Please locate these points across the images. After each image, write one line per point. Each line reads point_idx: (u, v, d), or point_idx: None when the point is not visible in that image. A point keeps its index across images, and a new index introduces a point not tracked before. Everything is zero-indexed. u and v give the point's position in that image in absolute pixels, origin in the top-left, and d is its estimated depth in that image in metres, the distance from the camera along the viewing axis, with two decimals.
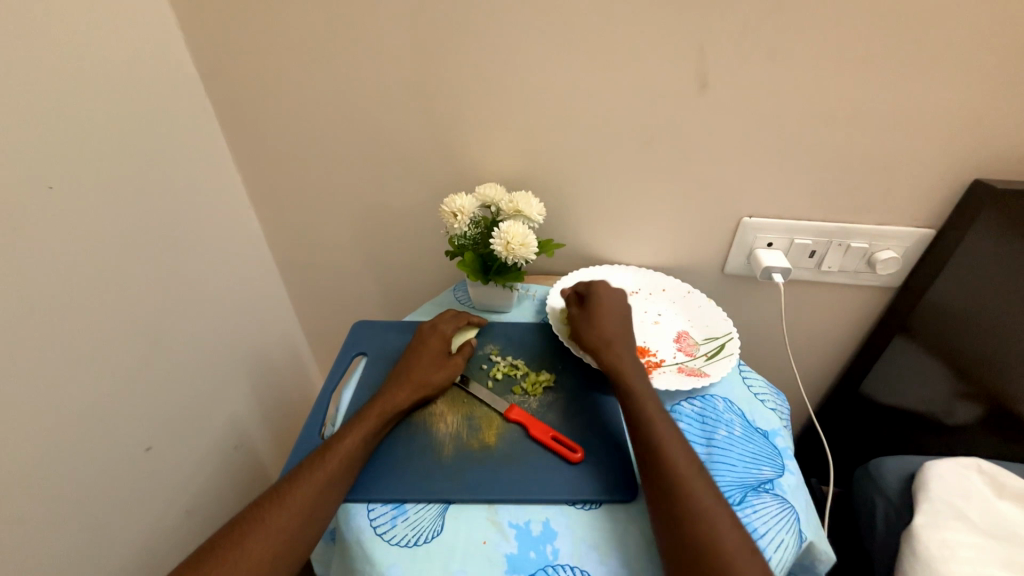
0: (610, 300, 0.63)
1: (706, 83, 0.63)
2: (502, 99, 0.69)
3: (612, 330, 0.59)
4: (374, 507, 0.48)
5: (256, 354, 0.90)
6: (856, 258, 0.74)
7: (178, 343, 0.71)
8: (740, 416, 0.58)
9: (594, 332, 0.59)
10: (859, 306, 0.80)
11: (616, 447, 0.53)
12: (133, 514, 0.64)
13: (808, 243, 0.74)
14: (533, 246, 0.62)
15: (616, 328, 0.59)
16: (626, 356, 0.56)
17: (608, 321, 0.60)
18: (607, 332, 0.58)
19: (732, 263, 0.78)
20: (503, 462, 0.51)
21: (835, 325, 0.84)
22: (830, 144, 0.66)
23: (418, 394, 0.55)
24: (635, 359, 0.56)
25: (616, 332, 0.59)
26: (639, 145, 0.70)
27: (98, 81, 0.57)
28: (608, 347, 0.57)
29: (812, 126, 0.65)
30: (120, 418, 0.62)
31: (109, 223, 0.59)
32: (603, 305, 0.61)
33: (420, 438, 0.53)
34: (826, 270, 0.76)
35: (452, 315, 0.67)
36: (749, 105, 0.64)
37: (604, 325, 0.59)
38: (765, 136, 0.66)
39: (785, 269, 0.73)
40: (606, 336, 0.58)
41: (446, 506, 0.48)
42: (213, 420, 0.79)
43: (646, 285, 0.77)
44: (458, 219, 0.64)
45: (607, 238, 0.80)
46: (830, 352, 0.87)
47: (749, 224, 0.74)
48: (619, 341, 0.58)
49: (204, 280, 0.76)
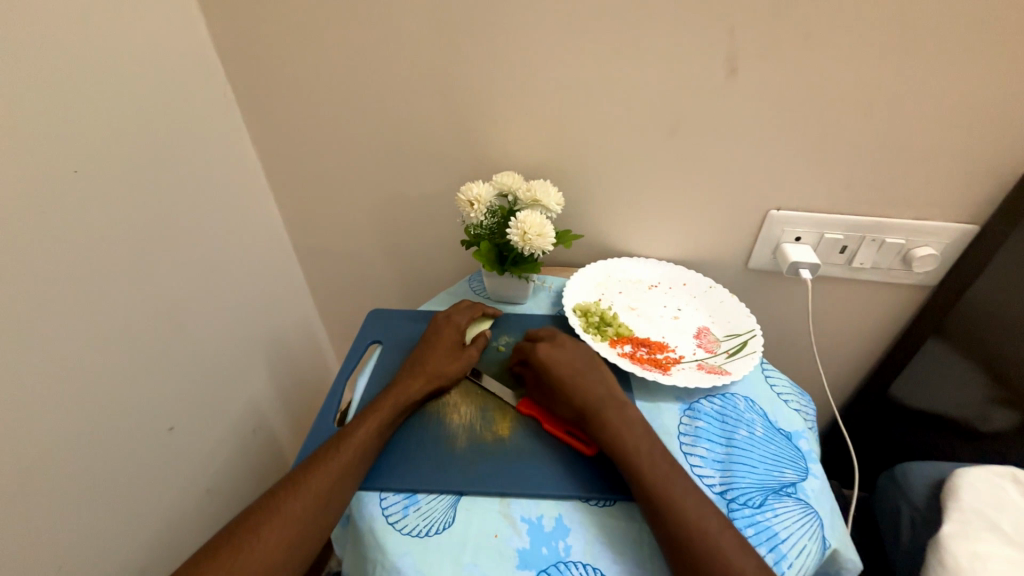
0: (568, 351, 0.56)
1: (737, 69, 0.60)
2: (522, 87, 0.67)
3: (596, 390, 0.51)
4: (386, 496, 0.47)
5: (274, 340, 0.92)
6: (891, 254, 0.70)
7: (199, 329, 0.73)
8: (761, 416, 0.56)
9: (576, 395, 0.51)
10: (890, 306, 0.77)
11: None
12: (157, 491, 0.67)
13: (840, 238, 0.70)
14: (550, 237, 0.61)
15: (596, 383, 0.52)
16: (616, 413, 0.49)
17: (587, 380, 0.52)
18: (592, 393, 0.51)
19: (757, 258, 0.75)
20: (514, 455, 0.50)
21: (864, 324, 0.80)
22: (867, 134, 0.62)
23: (431, 385, 0.55)
24: (628, 412, 0.50)
25: (599, 390, 0.52)
26: (664, 134, 0.67)
27: (124, 69, 0.58)
28: (599, 408, 0.50)
29: (850, 115, 0.61)
30: (144, 401, 0.64)
31: (132, 208, 0.60)
32: (562, 358, 0.54)
33: (433, 429, 0.53)
34: (858, 266, 0.73)
35: (468, 306, 0.66)
36: (782, 92, 0.61)
37: (585, 385, 0.52)
38: (798, 126, 0.63)
39: (813, 264, 0.70)
40: (590, 399, 0.50)
41: (458, 498, 0.47)
42: (232, 403, 0.81)
43: (666, 279, 0.75)
44: (475, 208, 0.63)
45: (626, 230, 0.78)
46: (859, 352, 0.84)
47: (777, 217, 0.71)
48: (605, 399, 0.51)
49: (224, 267, 0.78)
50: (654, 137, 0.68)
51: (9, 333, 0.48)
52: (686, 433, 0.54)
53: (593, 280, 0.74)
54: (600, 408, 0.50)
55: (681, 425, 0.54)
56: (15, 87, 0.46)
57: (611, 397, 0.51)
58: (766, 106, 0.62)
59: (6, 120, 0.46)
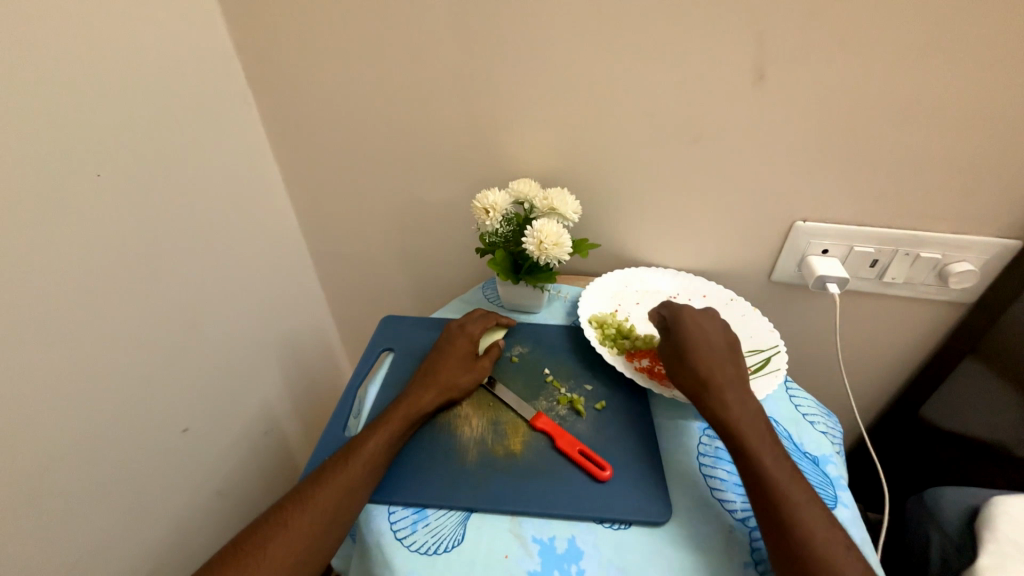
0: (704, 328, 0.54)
1: (764, 76, 0.58)
2: (539, 94, 0.67)
3: (717, 365, 0.50)
4: (395, 510, 0.46)
5: (288, 343, 0.92)
6: (926, 269, 0.67)
7: (213, 333, 0.73)
8: (786, 438, 0.53)
9: (694, 366, 0.50)
10: (921, 323, 0.74)
11: (646, 479, 0.49)
12: (169, 492, 0.67)
13: (870, 252, 0.67)
14: (567, 246, 0.59)
15: (720, 360, 0.50)
16: (733, 395, 0.47)
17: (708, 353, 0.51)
18: (709, 366, 0.50)
19: (781, 271, 0.73)
20: (528, 472, 0.49)
21: (893, 342, 0.77)
22: (899, 145, 0.60)
23: (443, 396, 0.54)
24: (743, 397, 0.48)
25: (720, 367, 0.50)
26: (684, 143, 0.66)
27: (145, 75, 0.59)
28: (711, 383, 0.48)
29: (882, 124, 0.59)
30: (158, 402, 0.64)
31: (151, 213, 0.61)
32: (697, 333, 0.53)
33: (444, 441, 0.52)
34: (889, 281, 0.69)
35: (481, 315, 0.65)
36: (808, 102, 0.59)
37: (706, 356, 0.50)
38: (827, 135, 0.61)
39: (842, 279, 0.67)
40: (708, 372, 0.49)
41: (468, 514, 0.46)
42: (244, 405, 0.82)
43: (686, 290, 0.73)
44: (491, 215, 0.61)
45: (644, 239, 0.76)
46: (887, 370, 0.80)
47: (803, 229, 0.68)
48: (724, 377, 0.49)
49: (240, 271, 0.78)
50: (675, 145, 0.66)
51: (27, 334, 0.48)
52: (706, 453, 0.51)
53: (609, 291, 0.72)
54: (718, 384, 0.48)
55: (700, 445, 0.52)
56: (35, 92, 0.47)
57: (734, 378, 0.49)
58: (793, 116, 0.60)
59: (28, 124, 0.47)
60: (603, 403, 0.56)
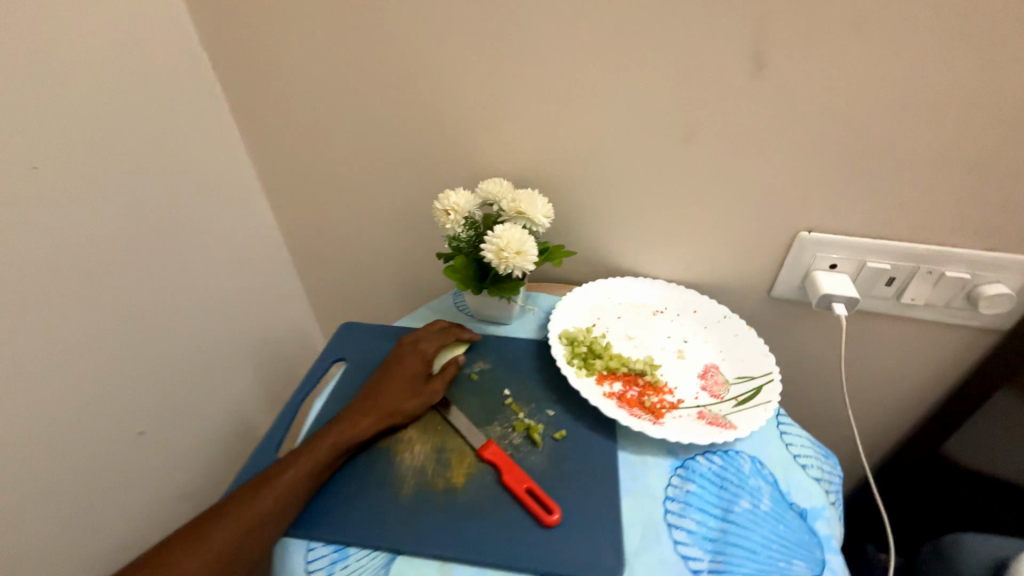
0: None
1: (763, 65, 0.51)
2: (513, 86, 0.61)
3: None
4: (314, 547, 0.42)
5: (262, 345, 0.89)
6: (951, 291, 0.58)
7: (174, 335, 0.70)
8: (770, 484, 0.46)
9: None
10: (945, 350, 0.64)
11: (600, 528, 0.42)
12: (119, 497, 0.65)
13: (886, 269, 0.59)
14: (531, 255, 0.53)
15: None
16: None
17: None
18: None
19: (781, 286, 0.65)
20: (466, 512, 0.44)
21: (912, 370, 0.68)
22: (924, 146, 0.51)
23: (382, 422, 0.49)
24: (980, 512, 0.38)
25: None
26: (673, 142, 0.59)
27: (93, 63, 0.56)
28: None
29: (903, 122, 0.50)
30: (107, 408, 0.62)
31: (98, 210, 0.58)
32: None
33: (379, 468, 0.47)
34: (907, 303, 0.60)
35: (440, 329, 0.59)
36: (813, 95, 0.51)
37: None
38: (839, 135, 0.53)
39: (850, 299, 0.58)
40: None
41: (392, 557, 0.41)
42: (210, 407, 0.79)
43: (674, 304, 0.66)
44: (451, 218, 0.56)
45: (629, 246, 0.69)
46: (906, 401, 0.71)
47: (808, 240, 0.60)
48: None
49: (206, 270, 0.75)
50: (663, 143, 0.59)
51: None
52: (674, 499, 0.45)
53: (588, 302, 0.66)
54: None
55: (669, 488, 0.46)
56: None
57: None
58: (798, 111, 0.53)
59: None
60: (563, 433, 0.50)
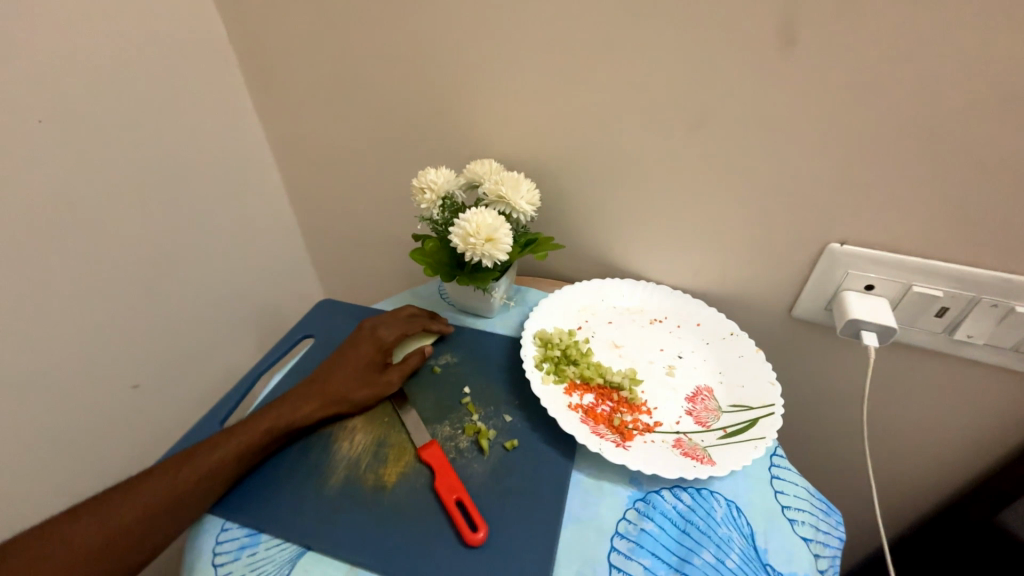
0: None
1: (796, 39, 0.42)
2: (508, 59, 0.55)
3: None
4: (228, 528, 0.40)
5: (265, 318, 0.89)
6: (1023, 331, 0.46)
7: (177, 296, 0.72)
8: (743, 537, 0.39)
9: None
10: (1013, 404, 0.52)
11: (530, 558, 0.37)
12: (108, 447, 0.67)
13: (937, 296, 0.48)
14: (503, 243, 0.48)
15: None
16: None
17: None
18: None
19: (804, 306, 0.55)
20: (390, 515, 0.40)
21: (966, 422, 0.56)
22: (1014, 146, 0.40)
23: (322, 408, 0.46)
24: None
25: None
26: (685, 129, 0.51)
27: (104, 21, 0.56)
28: None
29: (990, 113, 0.40)
30: (103, 359, 0.64)
31: (104, 167, 0.59)
32: None
33: (314, 455, 0.44)
34: (962, 340, 0.49)
35: (405, 317, 0.56)
36: (859, 78, 0.42)
37: None
38: (900, 127, 0.43)
39: (885, 328, 0.48)
40: None
41: (303, 551, 0.39)
42: (210, 370, 0.80)
43: (675, 314, 0.58)
44: (425, 198, 0.52)
45: (634, 246, 0.62)
46: (955, 457, 0.59)
47: (840, 253, 0.50)
48: None
49: (213, 236, 0.76)
50: (683, 129, 0.51)
51: None
52: (624, 536, 0.39)
53: (576, 302, 0.59)
54: None
55: (621, 523, 0.40)
56: None
57: None
58: (851, 95, 0.43)
59: None
60: (515, 443, 0.45)
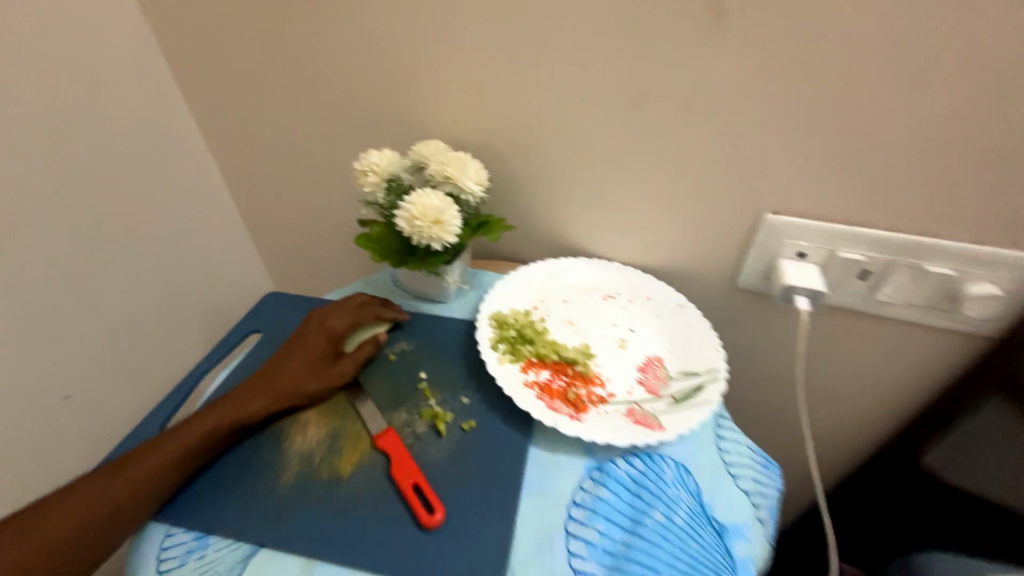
0: None
1: (726, 14, 0.43)
2: (447, 34, 0.53)
3: None
4: (174, 534, 0.38)
5: (210, 317, 0.84)
6: (933, 289, 0.51)
7: (107, 298, 0.66)
8: (691, 495, 0.41)
9: None
10: (927, 356, 0.57)
11: (490, 534, 0.38)
12: (40, 465, 0.61)
13: (860, 260, 0.52)
14: (451, 226, 0.47)
15: None
16: None
17: None
18: None
19: (746, 275, 0.58)
20: (346, 505, 0.39)
21: (889, 375, 0.61)
22: (928, 118, 0.43)
23: (269, 403, 0.44)
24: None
25: None
26: (628, 106, 0.51)
27: None
28: None
29: (908, 87, 0.42)
30: (26, 371, 0.58)
31: (11, 158, 0.53)
32: None
33: (264, 451, 0.43)
34: (883, 299, 0.54)
35: (356, 305, 0.54)
36: (786, 53, 0.44)
37: None
38: (828, 102, 0.45)
39: (816, 292, 0.52)
40: None
41: (256, 550, 0.38)
42: (153, 375, 0.75)
43: (627, 289, 0.60)
44: (369, 181, 0.50)
45: (586, 225, 0.62)
46: (881, 407, 0.65)
47: (775, 224, 0.53)
48: None
49: (146, 232, 0.70)
50: (631, 106, 0.51)
51: None
52: (581, 505, 0.40)
53: (531, 282, 0.60)
54: None
55: (577, 493, 0.41)
56: None
57: None
58: (781, 70, 0.45)
59: None
60: (472, 424, 0.45)
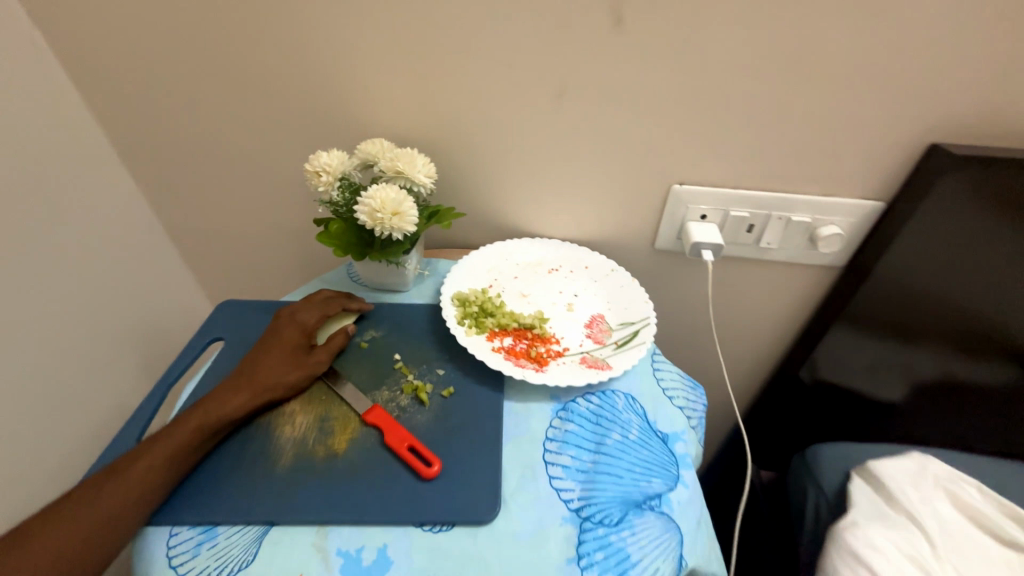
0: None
1: (623, 20, 0.52)
2: (379, 39, 0.56)
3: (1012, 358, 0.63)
4: (178, 531, 0.40)
5: (145, 340, 0.79)
6: (798, 234, 0.65)
7: (26, 329, 0.61)
8: (640, 416, 0.50)
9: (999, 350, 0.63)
10: (801, 288, 0.73)
11: (482, 475, 0.44)
12: None
13: (746, 216, 0.65)
14: (410, 215, 0.52)
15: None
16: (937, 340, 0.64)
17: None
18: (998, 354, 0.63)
19: (663, 239, 0.69)
20: (348, 475, 0.43)
21: (776, 309, 0.76)
22: (779, 101, 0.56)
23: (252, 399, 0.46)
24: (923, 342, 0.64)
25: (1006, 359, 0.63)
26: (552, 99, 0.59)
27: None
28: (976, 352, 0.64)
29: (764, 77, 0.54)
30: None
31: None
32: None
33: (255, 443, 0.45)
34: (765, 247, 0.67)
35: (322, 300, 0.56)
36: (673, 51, 0.54)
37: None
38: (709, 91, 0.56)
39: (716, 245, 0.64)
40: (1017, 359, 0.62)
41: (267, 529, 0.40)
42: (89, 407, 0.70)
43: (567, 261, 0.68)
44: (323, 180, 0.53)
45: (527, 208, 0.69)
46: (775, 336, 0.80)
47: (680, 193, 0.64)
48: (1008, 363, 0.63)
49: (63, 255, 0.65)
50: (554, 99, 0.59)
51: None
52: (553, 439, 0.48)
53: (483, 264, 0.66)
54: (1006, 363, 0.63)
55: (549, 430, 0.48)
56: None
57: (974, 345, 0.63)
58: (670, 65, 0.54)
59: None
60: (451, 390, 0.51)
